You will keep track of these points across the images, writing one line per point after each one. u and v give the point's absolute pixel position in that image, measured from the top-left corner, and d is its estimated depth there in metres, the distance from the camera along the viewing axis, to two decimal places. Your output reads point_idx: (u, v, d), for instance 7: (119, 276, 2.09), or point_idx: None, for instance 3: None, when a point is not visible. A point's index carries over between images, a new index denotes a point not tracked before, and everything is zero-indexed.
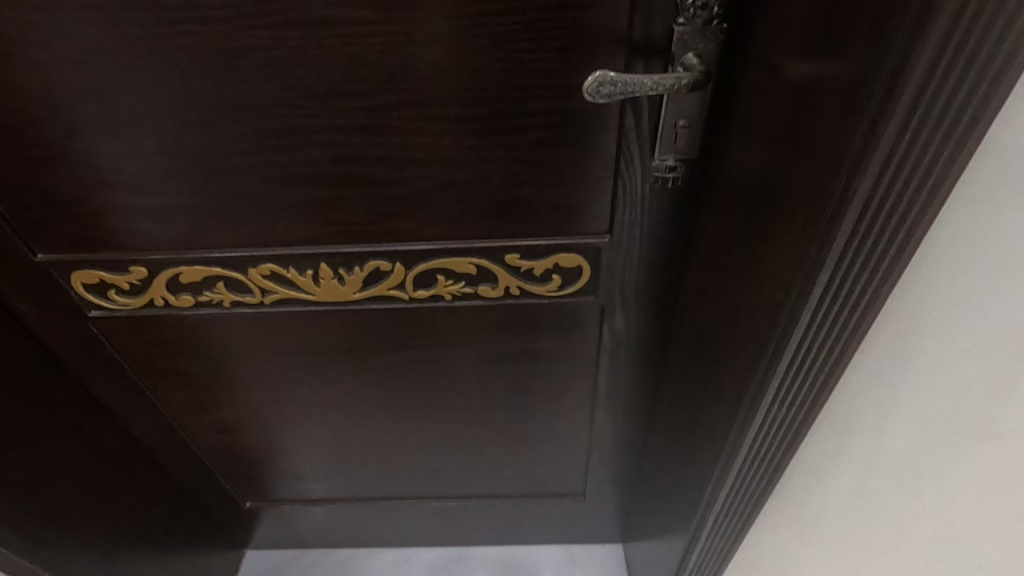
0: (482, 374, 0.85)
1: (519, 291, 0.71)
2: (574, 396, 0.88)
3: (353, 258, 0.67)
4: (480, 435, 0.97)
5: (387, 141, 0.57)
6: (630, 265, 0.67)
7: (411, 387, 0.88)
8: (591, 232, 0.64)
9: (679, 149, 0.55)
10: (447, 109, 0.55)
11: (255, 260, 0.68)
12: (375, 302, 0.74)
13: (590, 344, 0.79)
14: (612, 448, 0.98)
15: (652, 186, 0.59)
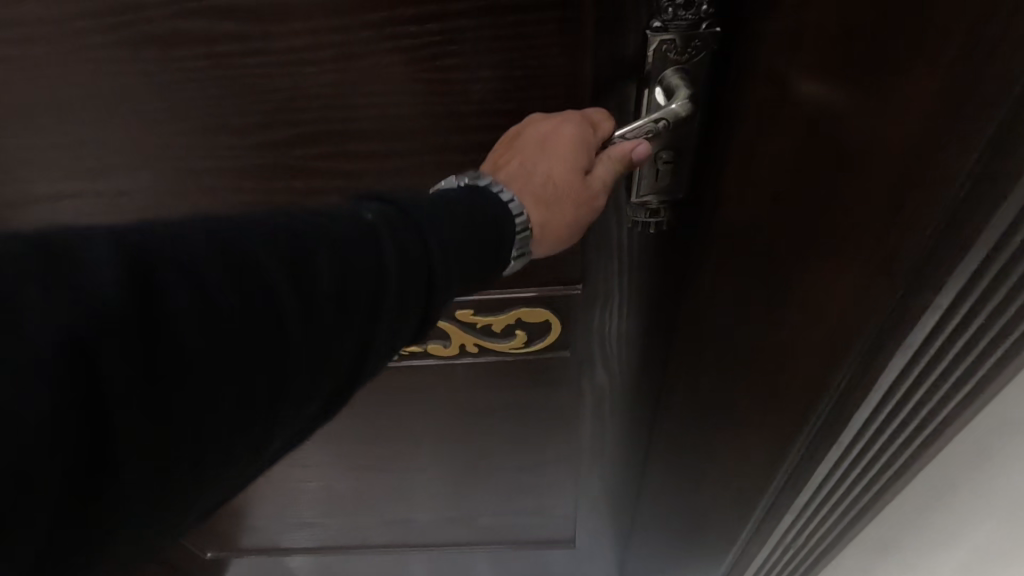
0: (449, 427, 0.74)
1: (477, 349, 0.59)
2: (556, 447, 0.77)
3: None
4: (454, 486, 0.86)
5: (292, 184, 0.45)
6: (609, 319, 0.56)
7: (371, 440, 0.78)
8: (558, 282, 0.52)
9: (662, 188, 0.43)
10: (363, 144, 0.43)
11: None
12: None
13: (569, 399, 0.68)
14: (603, 498, 0.87)
15: (628, 229, 0.47)
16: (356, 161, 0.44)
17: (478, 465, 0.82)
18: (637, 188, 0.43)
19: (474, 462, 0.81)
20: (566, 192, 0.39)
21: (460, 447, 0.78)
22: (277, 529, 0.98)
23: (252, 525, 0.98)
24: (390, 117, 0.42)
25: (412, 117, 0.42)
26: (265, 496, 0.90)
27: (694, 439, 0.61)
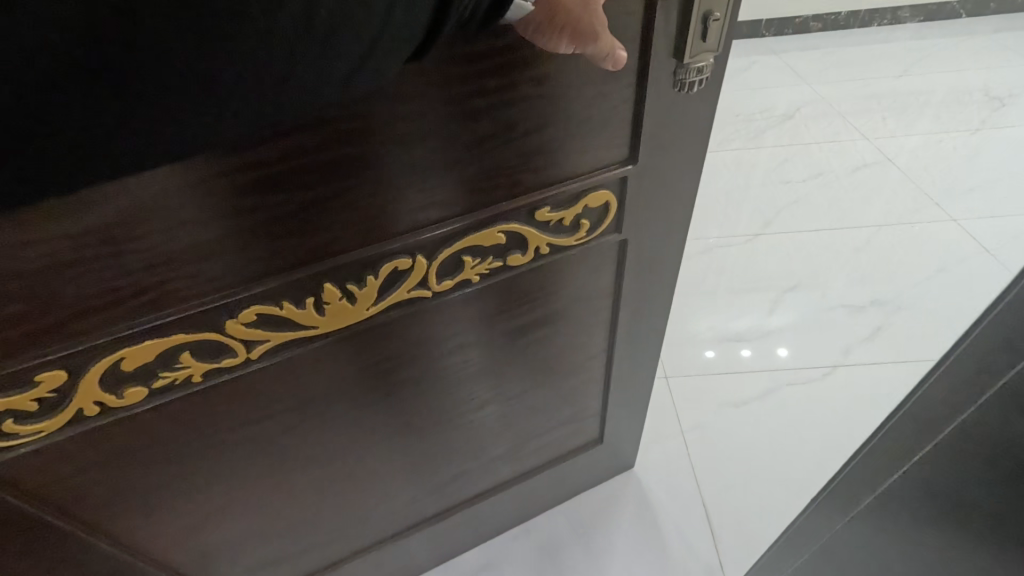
0: (507, 354, 0.76)
1: (547, 250, 0.63)
2: (596, 342, 0.84)
3: (365, 264, 0.53)
4: (506, 418, 0.88)
5: (395, 103, 0.45)
6: (651, 192, 0.64)
7: (432, 400, 0.75)
8: (615, 162, 0.59)
9: (709, 46, 0.53)
10: (463, 49, 0.44)
11: (229, 311, 0.49)
12: (389, 317, 0.59)
13: (607, 286, 0.75)
14: (629, 383, 0.96)
15: (670, 93, 0.56)
16: (460, 66, 0.45)
17: (520, 392, 0.84)
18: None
19: (517, 389, 0.83)
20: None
21: (506, 376, 0.80)
22: (318, 548, 0.87)
23: (293, 556, 0.85)
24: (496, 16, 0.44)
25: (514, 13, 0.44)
26: (312, 515, 0.80)
27: None
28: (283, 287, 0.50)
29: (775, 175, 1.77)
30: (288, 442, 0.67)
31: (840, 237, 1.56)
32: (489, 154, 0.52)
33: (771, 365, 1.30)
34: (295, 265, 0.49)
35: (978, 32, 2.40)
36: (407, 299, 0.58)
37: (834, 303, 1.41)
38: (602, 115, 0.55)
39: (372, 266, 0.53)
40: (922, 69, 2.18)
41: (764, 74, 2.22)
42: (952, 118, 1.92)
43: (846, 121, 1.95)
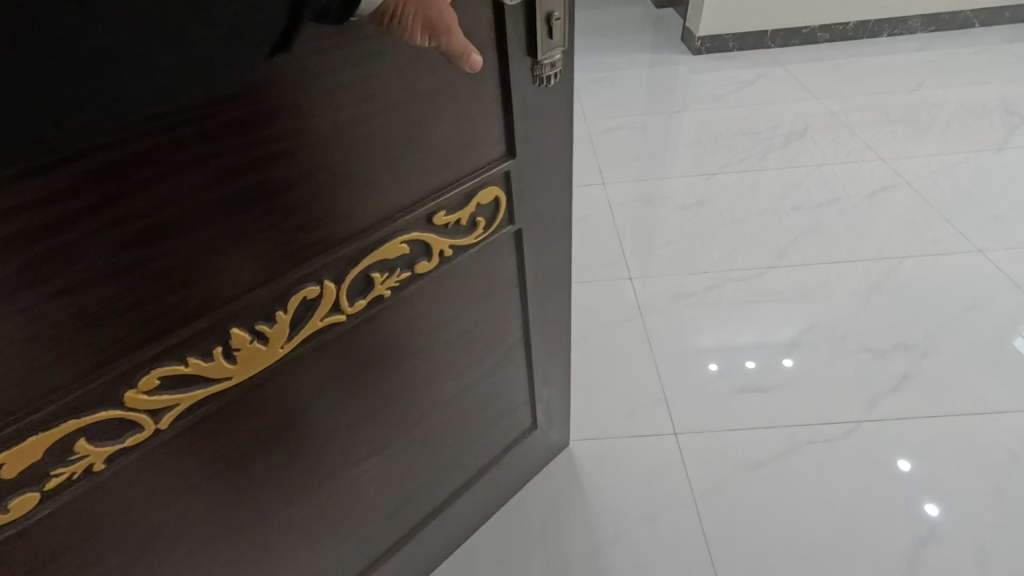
0: (431, 362, 0.77)
1: (450, 252, 0.66)
2: (513, 331, 0.88)
3: (272, 301, 0.51)
4: (444, 425, 0.88)
5: (273, 130, 0.44)
6: (534, 181, 0.70)
7: (366, 425, 0.74)
8: (495, 157, 0.63)
9: (557, 43, 0.59)
10: (332, 67, 0.45)
11: (126, 381, 0.45)
12: (306, 350, 0.57)
13: (511, 276, 0.79)
14: (550, 362, 1.02)
15: (531, 89, 0.61)
16: (334, 83, 0.46)
17: (447, 401, 0.86)
18: (512, 2, 0.52)
19: (443, 400, 0.84)
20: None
21: (430, 388, 0.80)
22: None
23: None
24: (360, 30, 0.45)
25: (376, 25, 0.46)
26: None
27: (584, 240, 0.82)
28: (184, 342, 0.46)
29: (776, 198, 1.82)
30: (216, 514, 0.61)
31: (861, 267, 1.56)
32: (377, 167, 0.53)
33: (793, 421, 1.23)
34: (194, 315, 0.46)
35: (959, 49, 2.59)
36: (321, 327, 0.57)
37: (858, 346, 1.37)
38: (476, 116, 0.58)
39: (278, 300, 0.51)
40: (934, 83, 2.33)
41: (769, 91, 2.38)
42: (962, 128, 2.05)
43: (856, 133, 2.08)
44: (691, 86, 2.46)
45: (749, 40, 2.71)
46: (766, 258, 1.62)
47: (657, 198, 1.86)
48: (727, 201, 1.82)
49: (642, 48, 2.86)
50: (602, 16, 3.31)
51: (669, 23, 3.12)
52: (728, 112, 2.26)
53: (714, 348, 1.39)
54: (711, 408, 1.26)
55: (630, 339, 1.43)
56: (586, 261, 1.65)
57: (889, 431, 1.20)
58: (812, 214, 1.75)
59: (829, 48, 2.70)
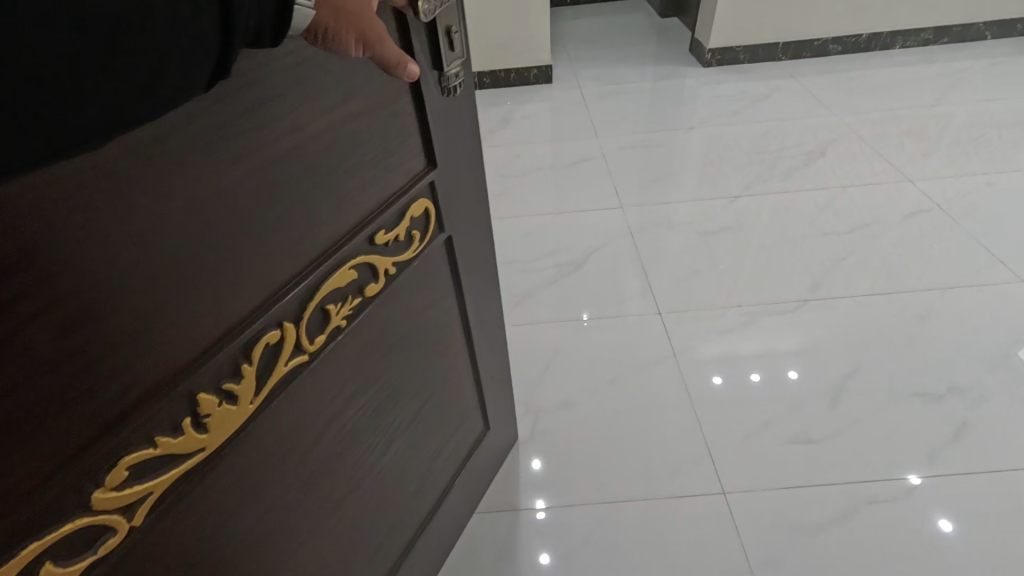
0: (391, 385, 0.76)
1: (393, 270, 0.66)
2: (456, 337, 0.90)
3: (235, 355, 0.48)
4: (410, 446, 0.87)
5: (209, 175, 0.42)
6: (455, 187, 0.72)
7: (340, 466, 0.70)
8: (419, 169, 0.65)
9: (458, 54, 0.62)
10: (261, 102, 0.44)
11: (93, 480, 0.39)
12: (275, 401, 0.54)
13: (446, 282, 0.81)
14: (492, 359, 1.05)
15: (440, 99, 0.63)
16: (263, 117, 0.44)
17: (409, 422, 0.85)
18: (421, 20, 0.53)
19: (405, 422, 0.83)
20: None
21: (393, 411, 0.79)
22: None
23: None
24: (281, 64, 0.44)
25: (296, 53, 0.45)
26: None
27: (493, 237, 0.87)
28: (149, 422, 0.42)
29: (810, 225, 1.82)
30: None
31: (911, 300, 1.54)
32: (317, 195, 0.51)
33: (850, 478, 1.17)
34: (155, 390, 0.42)
35: (958, 62, 2.72)
36: (287, 371, 0.54)
37: (907, 392, 1.32)
38: (396, 132, 0.59)
39: (241, 353, 0.48)
40: (948, 99, 2.43)
41: (784, 106, 2.50)
42: (964, 139, 2.16)
43: (870, 145, 2.18)
44: (704, 102, 2.61)
45: (757, 52, 2.88)
46: (800, 291, 1.60)
47: (699, 224, 1.87)
48: (771, 225, 1.84)
49: (642, 58, 3.09)
50: (604, 24, 3.58)
51: (670, 36, 3.33)
52: (748, 126, 2.38)
53: (754, 385, 1.36)
54: (763, 468, 1.20)
55: (642, 387, 1.38)
56: (605, 294, 1.65)
57: (952, 500, 1.13)
58: (859, 238, 1.76)
59: (840, 60, 2.86)
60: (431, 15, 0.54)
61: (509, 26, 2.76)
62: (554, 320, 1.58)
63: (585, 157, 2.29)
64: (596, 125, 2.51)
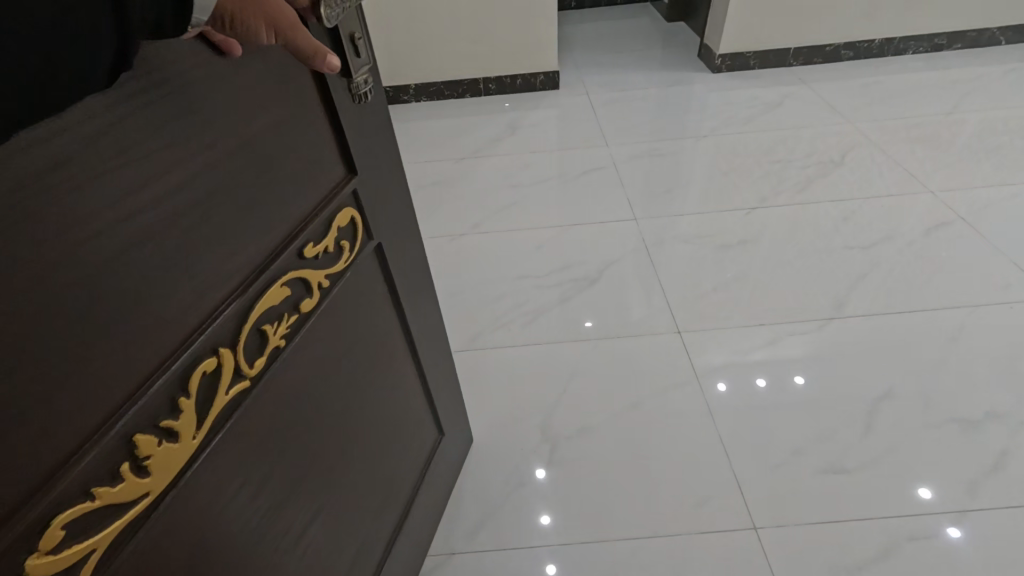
0: (341, 403, 0.74)
1: (327, 283, 0.65)
2: (399, 347, 0.88)
3: (170, 390, 0.45)
4: (367, 464, 0.85)
5: (119, 199, 0.39)
6: (379, 194, 0.72)
7: (299, 495, 0.67)
8: (340, 178, 0.64)
9: (363, 61, 0.61)
10: (168, 119, 0.42)
11: (23, 546, 0.36)
12: (221, 434, 0.52)
13: (381, 292, 0.80)
14: (437, 365, 1.05)
15: (351, 106, 0.62)
16: (172, 135, 0.42)
17: (364, 438, 0.82)
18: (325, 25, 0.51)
19: (360, 439, 0.81)
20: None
21: (346, 430, 0.77)
22: None
23: None
24: (167, 65, 0.41)
25: (175, 57, 0.41)
26: None
27: (417, 244, 0.87)
28: (83, 476, 0.39)
29: (828, 239, 1.91)
30: None
31: (939, 318, 1.60)
32: (239, 210, 0.49)
33: (885, 513, 1.21)
34: (85, 440, 0.39)
35: (965, 69, 2.95)
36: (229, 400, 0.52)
37: (944, 418, 1.36)
38: (313, 141, 0.58)
39: (177, 387, 0.45)
40: (959, 108, 2.62)
41: (794, 112, 2.72)
42: (970, 146, 2.35)
43: (882, 149, 2.37)
44: (716, 109, 2.80)
45: (769, 58, 3.12)
46: (826, 309, 1.66)
47: (718, 236, 1.97)
48: (795, 236, 1.94)
49: (649, 64, 3.32)
50: (608, 32, 3.81)
51: (676, 43, 3.56)
52: (765, 132, 2.57)
53: (779, 398, 1.44)
54: (796, 501, 1.24)
55: (661, 417, 1.43)
56: (621, 311, 1.73)
57: (979, 524, 1.18)
58: (881, 252, 1.83)
59: (852, 65, 3.11)
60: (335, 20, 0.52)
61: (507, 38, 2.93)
62: (564, 339, 1.66)
63: (598, 167, 2.42)
64: (606, 135, 2.66)
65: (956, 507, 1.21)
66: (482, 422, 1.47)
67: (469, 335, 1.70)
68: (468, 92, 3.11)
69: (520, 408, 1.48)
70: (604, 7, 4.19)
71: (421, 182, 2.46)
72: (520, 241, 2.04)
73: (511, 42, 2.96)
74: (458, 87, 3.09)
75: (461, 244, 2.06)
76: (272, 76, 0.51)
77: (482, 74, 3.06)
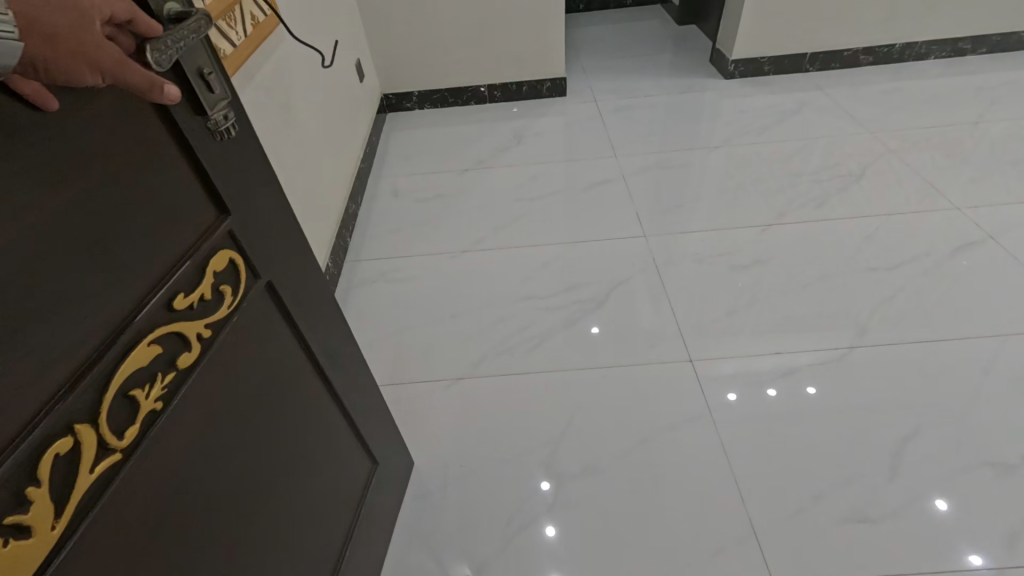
0: (251, 451, 0.71)
1: (209, 332, 0.62)
2: (311, 381, 0.87)
3: (14, 481, 0.41)
4: (297, 507, 0.82)
5: None
6: (261, 232, 0.70)
7: (215, 556, 0.64)
8: (211, 221, 0.61)
9: (219, 96, 0.59)
10: None
11: None
12: (94, 516, 0.48)
13: (282, 330, 0.77)
14: (359, 391, 1.03)
15: (214, 146, 0.60)
16: None
17: (286, 481, 0.79)
18: (160, 69, 0.50)
19: (283, 483, 0.78)
20: (67, 17, 0.41)
21: (263, 477, 0.73)
22: None
23: None
24: None
25: None
26: None
27: (315, 274, 0.85)
28: None
29: (849, 260, 1.81)
30: None
31: (971, 347, 1.50)
32: (83, 269, 0.46)
33: (909, 566, 1.13)
34: None
35: (993, 74, 2.82)
36: (96, 480, 0.48)
37: (977, 461, 1.27)
38: (175, 189, 0.56)
39: (23, 477, 0.42)
40: (989, 116, 2.49)
41: (811, 120, 2.61)
42: (1001, 156, 2.23)
43: (904, 160, 2.27)
44: (729, 118, 2.71)
45: (784, 63, 3.01)
46: (846, 336, 1.58)
47: (731, 254, 1.88)
48: (811, 258, 1.84)
49: (658, 69, 3.23)
50: (617, 35, 3.72)
51: (688, 47, 3.46)
52: (780, 143, 2.46)
53: (797, 433, 1.36)
54: (816, 551, 1.16)
55: (673, 454, 1.35)
56: (635, 339, 1.63)
57: None
58: (904, 274, 1.74)
59: (872, 71, 2.99)
60: (171, 63, 0.50)
61: (510, 43, 2.86)
62: (569, 366, 1.58)
63: (604, 179, 2.34)
64: (615, 145, 2.58)
65: (1001, 565, 1.11)
66: (430, 426, 1.48)
67: (470, 361, 1.63)
68: (473, 99, 3.04)
69: (522, 439, 1.42)
70: (613, 10, 4.10)
71: (424, 196, 2.38)
72: (523, 258, 1.97)
73: (515, 46, 2.87)
74: (464, 94, 3.02)
75: (462, 262, 1.98)
76: (105, 131, 0.48)
77: (487, 80, 2.98)
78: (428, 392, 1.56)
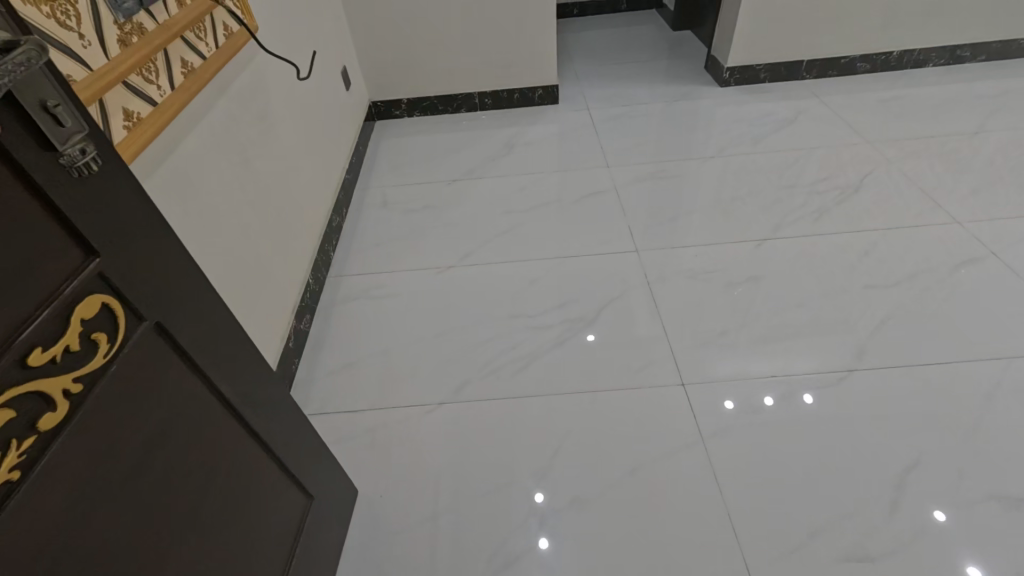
0: (146, 505, 0.66)
1: (80, 385, 0.57)
2: (224, 421, 0.81)
3: None
4: (210, 555, 0.78)
5: None
6: (144, 271, 0.64)
7: None
8: (77, 264, 0.55)
9: (72, 129, 0.53)
10: None
11: None
12: None
13: (183, 372, 0.72)
14: (285, 423, 0.99)
15: (75, 183, 0.54)
16: None
17: (194, 531, 0.75)
18: None
19: (190, 532, 0.74)
20: None
21: (161, 533, 0.68)
22: None
23: None
24: None
25: None
26: None
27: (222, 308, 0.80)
28: None
29: (847, 277, 1.76)
30: None
31: (975, 371, 1.44)
32: None
33: None
34: None
35: (995, 82, 2.77)
36: None
37: (981, 494, 1.21)
38: (25, 235, 0.50)
39: None
40: (991, 126, 2.44)
41: (808, 129, 2.56)
42: (1003, 168, 2.18)
43: (903, 172, 2.21)
44: (724, 126, 2.66)
45: (781, 71, 2.96)
46: (845, 358, 1.52)
47: (725, 271, 1.83)
48: (808, 275, 1.78)
49: (653, 76, 3.18)
50: (612, 40, 3.67)
51: (683, 53, 3.41)
52: (776, 153, 2.41)
53: (793, 463, 1.30)
54: None
55: (665, 485, 1.29)
56: (627, 361, 1.57)
57: None
58: (904, 292, 1.68)
59: (870, 79, 2.94)
60: None
61: (500, 49, 2.80)
62: (558, 391, 1.51)
63: (597, 190, 2.29)
64: (608, 154, 2.52)
65: None
66: (380, 449, 1.43)
67: (454, 386, 1.56)
68: (463, 106, 2.99)
69: (506, 466, 1.37)
70: (608, 15, 4.05)
71: (412, 207, 2.32)
72: (512, 273, 1.91)
73: (504, 52, 2.81)
74: (455, 102, 2.97)
75: (447, 278, 1.92)
76: None
77: (478, 87, 2.93)
78: (409, 416, 1.50)
